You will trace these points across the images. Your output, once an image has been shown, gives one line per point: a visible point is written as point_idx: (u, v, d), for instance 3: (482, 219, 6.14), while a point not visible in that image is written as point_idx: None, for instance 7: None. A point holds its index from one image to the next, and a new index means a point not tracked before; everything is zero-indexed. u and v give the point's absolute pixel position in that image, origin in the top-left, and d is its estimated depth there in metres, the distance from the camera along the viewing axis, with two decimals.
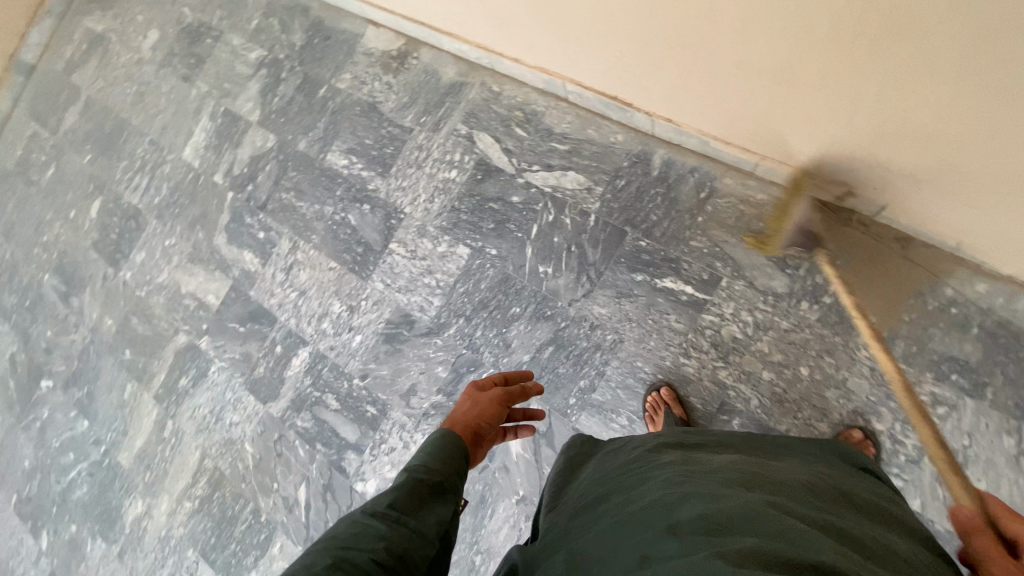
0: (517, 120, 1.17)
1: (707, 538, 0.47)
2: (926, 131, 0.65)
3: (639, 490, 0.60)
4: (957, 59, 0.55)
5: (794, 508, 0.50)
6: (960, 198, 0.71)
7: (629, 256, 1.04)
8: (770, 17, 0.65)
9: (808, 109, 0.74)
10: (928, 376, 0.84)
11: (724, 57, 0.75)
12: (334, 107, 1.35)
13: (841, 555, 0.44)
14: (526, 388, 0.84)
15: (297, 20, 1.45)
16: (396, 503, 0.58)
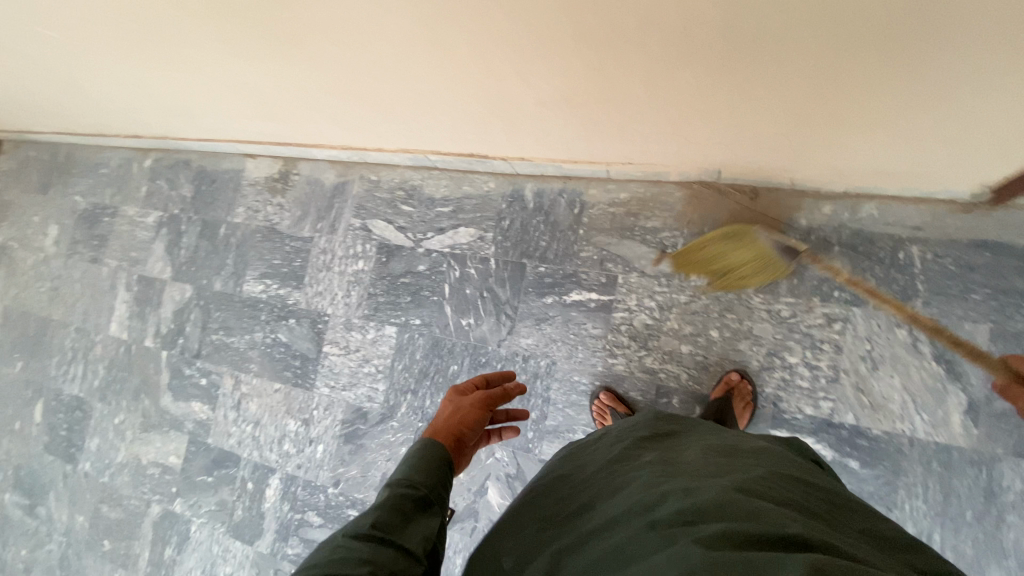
0: (401, 199, 1.26)
1: (684, 529, 0.47)
2: (707, 104, 0.75)
3: (619, 491, 0.60)
4: (682, 54, 0.65)
5: (760, 488, 0.52)
6: (805, 143, 0.79)
7: (535, 283, 1.11)
8: (534, 65, 0.75)
9: (611, 115, 0.83)
10: (815, 300, 0.92)
11: (524, 99, 0.85)
12: (237, 240, 1.41)
13: (806, 527, 0.46)
14: (507, 389, 0.80)
15: (182, 174, 1.53)
16: (380, 521, 0.54)
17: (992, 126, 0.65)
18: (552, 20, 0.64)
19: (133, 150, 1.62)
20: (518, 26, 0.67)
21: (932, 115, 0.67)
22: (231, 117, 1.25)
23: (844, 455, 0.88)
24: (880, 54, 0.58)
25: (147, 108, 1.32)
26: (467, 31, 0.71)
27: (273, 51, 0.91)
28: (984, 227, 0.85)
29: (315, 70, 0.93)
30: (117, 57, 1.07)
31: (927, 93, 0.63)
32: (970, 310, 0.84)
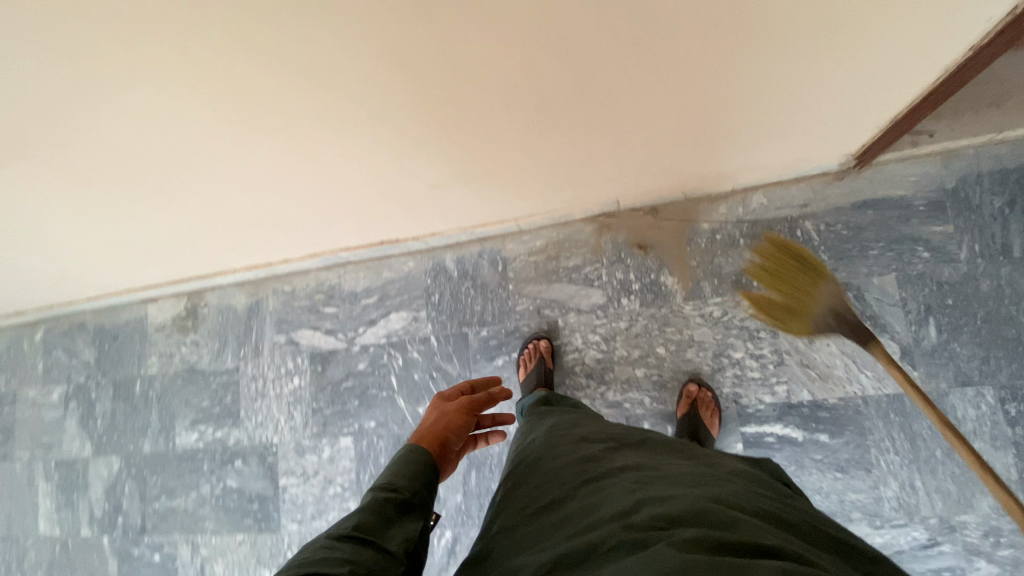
0: (322, 301, 1.21)
1: (662, 536, 0.47)
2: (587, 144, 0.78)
3: (589, 488, 0.58)
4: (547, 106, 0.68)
5: (734, 496, 0.52)
6: (690, 154, 0.84)
7: (482, 348, 1.10)
8: (400, 138, 0.75)
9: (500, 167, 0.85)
10: (740, 293, 0.95)
11: (408, 175, 0.86)
12: (156, 392, 1.29)
13: (781, 539, 0.47)
14: (494, 393, 0.77)
15: (79, 338, 1.37)
16: (361, 524, 0.53)
17: (844, 107, 0.73)
18: (435, 98, 0.66)
19: (17, 326, 1.43)
20: (407, 110, 0.69)
21: (797, 107, 0.72)
22: (125, 264, 1.16)
23: (812, 431, 0.89)
24: (734, 74, 0.64)
25: (22, 278, 1.19)
26: (360, 126, 0.72)
27: (162, 196, 0.87)
28: (858, 189, 0.92)
29: (214, 202, 0.91)
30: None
31: (785, 92, 0.68)
32: (873, 265, 0.90)
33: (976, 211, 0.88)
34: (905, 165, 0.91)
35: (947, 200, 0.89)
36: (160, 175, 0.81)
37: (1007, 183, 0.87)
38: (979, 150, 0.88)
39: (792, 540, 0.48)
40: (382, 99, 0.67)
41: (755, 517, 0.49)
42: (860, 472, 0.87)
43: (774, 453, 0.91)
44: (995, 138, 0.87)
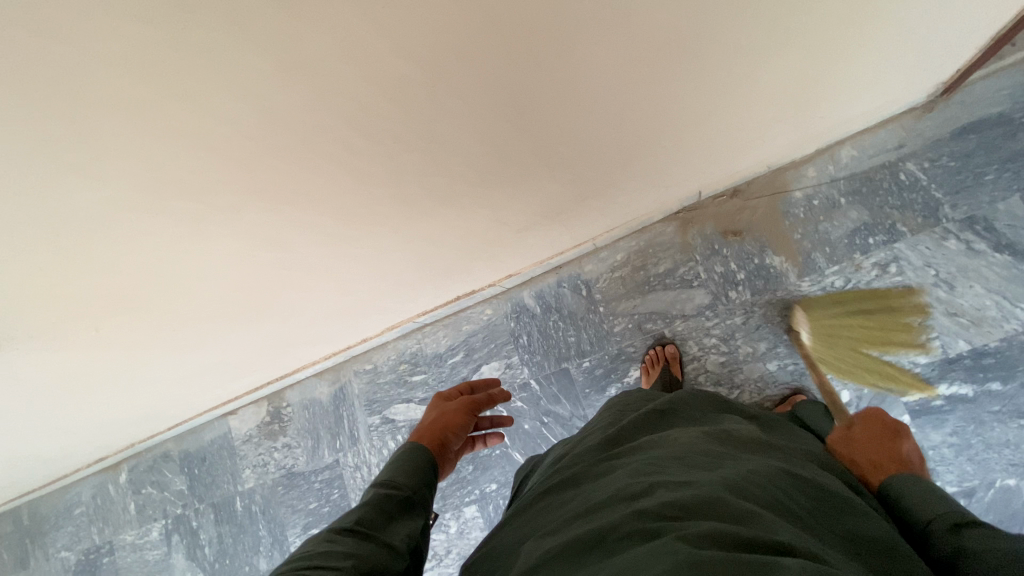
0: (407, 371, 1.16)
1: (668, 525, 0.42)
2: (558, 149, 0.73)
3: (604, 481, 0.54)
4: (500, 115, 0.64)
5: (756, 486, 0.47)
6: (765, 126, 0.80)
7: (589, 380, 1.03)
8: (471, 169, 0.72)
9: (519, 192, 0.79)
10: (857, 255, 0.89)
11: (482, 213, 0.82)
12: (259, 506, 1.23)
13: (800, 536, 0.41)
14: (492, 395, 0.78)
15: (167, 470, 1.31)
16: (363, 518, 0.53)
17: (919, 34, 0.68)
18: (546, 105, 0.64)
19: (98, 472, 1.37)
20: (515, 125, 0.66)
21: (910, 43, 0.70)
22: (209, 381, 1.11)
23: (982, 382, 0.82)
24: (728, 32, 0.59)
25: (111, 421, 1.15)
26: (469, 156, 0.70)
27: (257, 284, 0.85)
28: (952, 116, 0.87)
29: (305, 284, 0.88)
30: (83, 377, 0.95)
31: (902, 28, 0.66)
32: (994, 190, 0.84)
33: None
34: (996, 78, 0.85)
35: None
36: (262, 261, 0.80)
37: None
38: None
39: (812, 537, 0.42)
40: (490, 123, 0.65)
41: (775, 512, 0.44)
42: None
43: (947, 417, 0.83)
44: None
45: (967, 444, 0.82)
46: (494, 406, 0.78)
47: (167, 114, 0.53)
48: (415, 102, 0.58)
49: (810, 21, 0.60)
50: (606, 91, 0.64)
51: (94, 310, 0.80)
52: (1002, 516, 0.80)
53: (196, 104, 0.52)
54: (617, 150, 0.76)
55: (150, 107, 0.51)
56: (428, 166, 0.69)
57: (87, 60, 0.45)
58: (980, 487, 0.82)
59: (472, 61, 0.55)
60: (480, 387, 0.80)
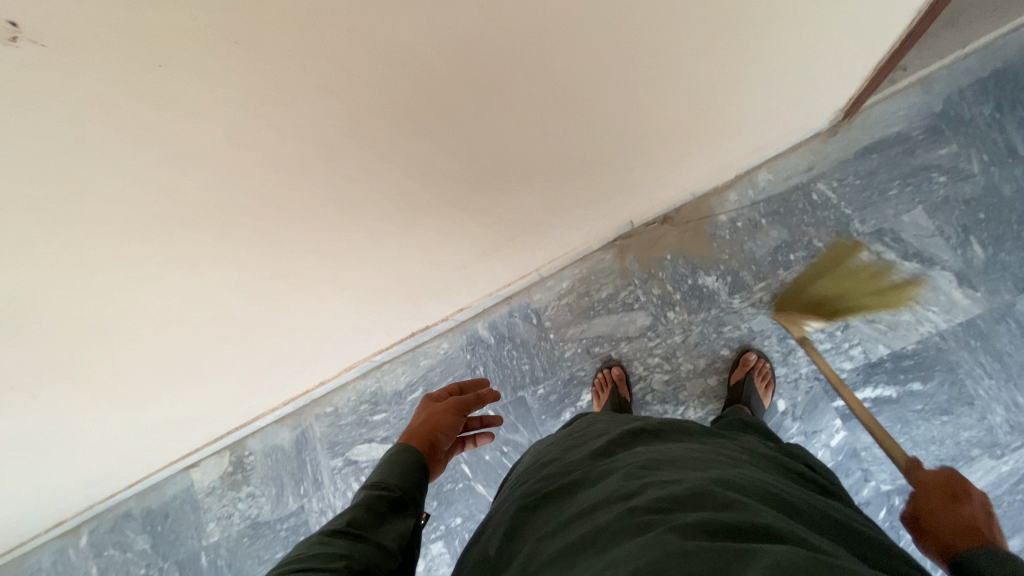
0: (368, 411, 1.17)
1: (660, 517, 0.45)
2: (518, 180, 0.76)
3: (597, 482, 0.57)
4: (451, 159, 0.67)
5: (740, 482, 0.50)
6: (699, 152, 0.85)
7: (544, 407, 1.05)
8: (403, 217, 0.75)
9: (458, 233, 0.83)
10: (780, 271, 0.94)
11: (421, 254, 0.85)
12: (225, 559, 1.20)
13: (785, 521, 0.44)
14: (482, 395, 0.78)
15: (129, 529, 1.28)
16: (354, 519, 0.54)
17: (802, 74, 0.75)
18: (467, 157, 0.68)
19: (60, 535, 1.32)
20: (444, 176, 0.70)
21: (800, 80, 0.76)
22: (167, 434, 1.11)
23: (904, 383, 0.87)
24: (654, 71, 0.64)
25: (69, 483, 1.13)
26: (402, 208, 0.73)
27: (205, 336, 0.86)
28: (854, 138, 0.94)
29: (254, 333, 0.90)
30: (32, 442, 0.94)
31: (791, 68, 0.72)
32: (897, 205, 0.90)
33: (972, 124, 0.88)
34: (888, 103, 0.93)
35: (941, 122, 0.90)
36: (207, 314, 0.81)
37: (989, 90, 0.88)
38: (950, 68, 0.90)
39: (795, 521, 0.45)
40: (415, 176, 0.69)
41: (761, 502, 0.47)
42: (965, 408, 0.84)
43: (875, 418, 0.88)
44: (963, 54, 0.89)
45: (896, 443, 0.86)
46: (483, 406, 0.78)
47: (91, 193, 0.54)
48: (344, 163, 0.62)
49: (709, 68, 0.67)
50: (557, 132, 0.69)
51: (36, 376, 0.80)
52: None
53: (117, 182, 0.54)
54: (586, 173, 0.80)
55: (66, 186, 0.53)
56: (361, 218, 0.72)
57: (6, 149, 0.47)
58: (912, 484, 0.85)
59: (388, 124, 0.59)
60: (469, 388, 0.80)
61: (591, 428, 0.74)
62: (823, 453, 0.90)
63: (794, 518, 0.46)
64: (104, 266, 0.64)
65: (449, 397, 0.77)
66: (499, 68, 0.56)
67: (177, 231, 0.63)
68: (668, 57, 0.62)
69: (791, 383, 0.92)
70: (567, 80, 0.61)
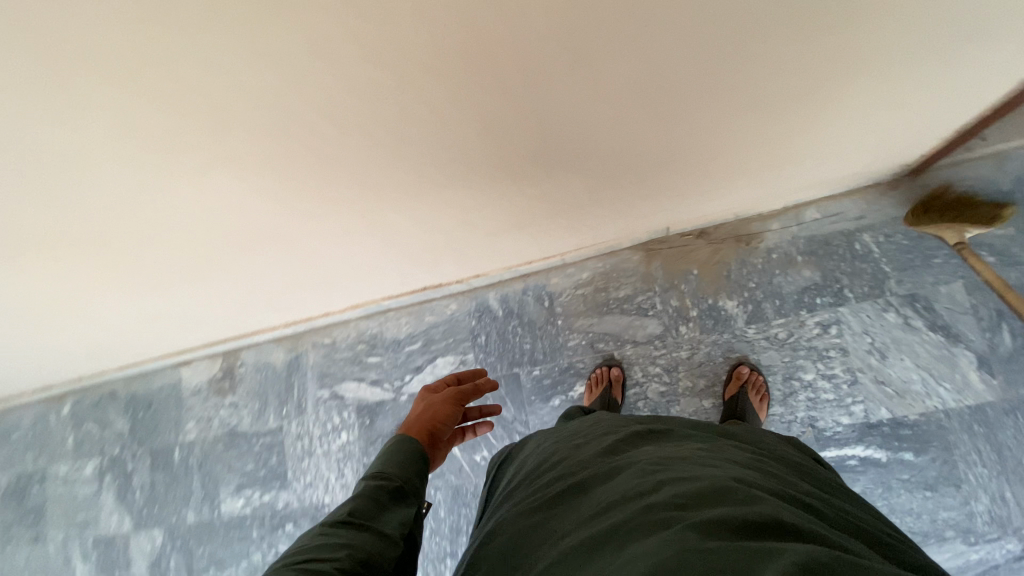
0: (364, 352, 1.18)
1: (679, 514, 0.43)
2: (593, 146, 0.72)
3: (611, 477, 0.54)
4: (542, 108, 0.64)
5: (759, 483, 0.48)
6: (758, 169, 0.83)
7: (536, 388, 1.05)
8: (446, 166, 0.73)
9: (496, 193, 0.81)
10: (803, 312, 0.93)
11: (454, 209, 0.84)
12: (197, 458, 1.23)
13: (808, 521, 0.42)
14: (479, 385, 0.79)
15: (112, 409, 1.31)
16: (356, 509, 0.53)
17: (886, 114, 0.72)
18: (524, 125, 0.66)
19: (42, 401, 1.36)
20: (500, 137, 0.68)
21: (878, 121, 0.74)
22: (166, 327, 1.12)
23: (896, 450, 0.87)
24: (764, 68, 0.60)
25: (62, 351, 1.14)
26: (445, 161, 0.72)
27: (226, 244, 0.86)
28: (913, 197, 0.91)
29: (272, 249, 0.90)
30: (36, 307, 0.95)
31: (881, 105, 0.69)
32: (939, 274, 0.88)
33: None
34: (959, 169, 0.89)
35: (1006, 202, 0.85)
36: (230, 220, 0.80)
37: None
38: None
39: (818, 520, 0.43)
40: (470, 127, 0.66)
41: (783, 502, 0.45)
42: (950, 489, 0.83)
43: (858, 476, 0.88)
44: None
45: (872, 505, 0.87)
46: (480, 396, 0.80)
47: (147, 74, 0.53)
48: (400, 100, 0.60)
49: (818, 81, 0.63)
50: (652, 104, 0.65)
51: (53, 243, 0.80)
52: None
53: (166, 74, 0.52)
54: (664, 155, 0.76)
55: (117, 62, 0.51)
56: (403, 160, 0.71)
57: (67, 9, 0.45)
58: None
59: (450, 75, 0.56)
60: (468, 379, 0.81)
61: (595, 424, 0.71)
62: None
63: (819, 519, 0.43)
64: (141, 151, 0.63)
65: (448, 390, 0.78)
66: (580, 38, 0.53)
67: (220, 133, 0.62)
68: (763, 60, 0.58)
69: (784, 423, 0.92)
70: (633, 68, 0.58)
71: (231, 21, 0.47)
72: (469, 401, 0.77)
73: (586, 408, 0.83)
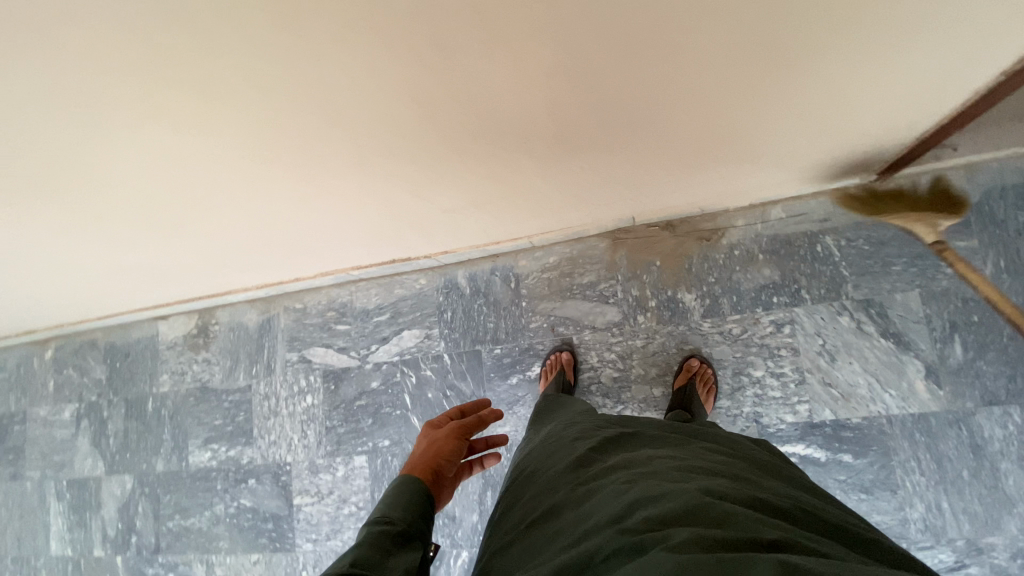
0: (333, 319, 1.20)
1: (652, 536, 0.43)
2: (582, 140, 0.71)
3: (583, 495, 0.54)
4: (521, 105, 0.63)
5: (726, 487, 0.48)
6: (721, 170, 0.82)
7: (495, 366, 1.08)
8: (407, 157, 0.73)
9: (459, 179, 0.81)
10: (759, 310, 0.93)
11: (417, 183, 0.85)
12: (169, 411, 1.27)
13: (777, 523, 0.43)
14: (482, 415, 0.72)
15: (91, 357, 1.34)
16: (359, 558, 0.49)
17: (845, 120, 0.71)
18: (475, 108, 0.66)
19: (28, 344, 1.40)
20: None
21: (838, 127, 0.73)
22: (140, 281, 1.14)
23: (836, 451, 0.88)
24: (773, 71, 0.59)
25: (41, 296, 1.17)
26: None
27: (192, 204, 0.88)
28: (879, 203, 0.90)
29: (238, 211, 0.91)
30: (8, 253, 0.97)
31: (872, 106, 0.68)
32: (896, 281, 0.88)
33: (1000, 226, 0.85)
34: (927, 178, 0.89)
35: (972, 214, 0.86)
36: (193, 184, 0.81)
37: None
38: (1003, 162, 0.85)
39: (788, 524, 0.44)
40: None
41: (753, 508, 0.45)
42: (885, 493, 0.85)
43: None
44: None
45: None
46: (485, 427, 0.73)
47: None
48: None
49: (820, 83, 0.61)
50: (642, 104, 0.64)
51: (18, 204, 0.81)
52: None
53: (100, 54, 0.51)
54: (660, 151, 0.76)
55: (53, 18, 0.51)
56: None
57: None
58: None
59: None
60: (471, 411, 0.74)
61: (566, 431, 0.71)
62: None
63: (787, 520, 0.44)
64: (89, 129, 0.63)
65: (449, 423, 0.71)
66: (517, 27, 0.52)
67: (168, 114, 0.61)
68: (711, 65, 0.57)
69: (730, 417, 0.93)
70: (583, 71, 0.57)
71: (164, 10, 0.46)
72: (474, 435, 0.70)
73: (560, 408, 0.83)
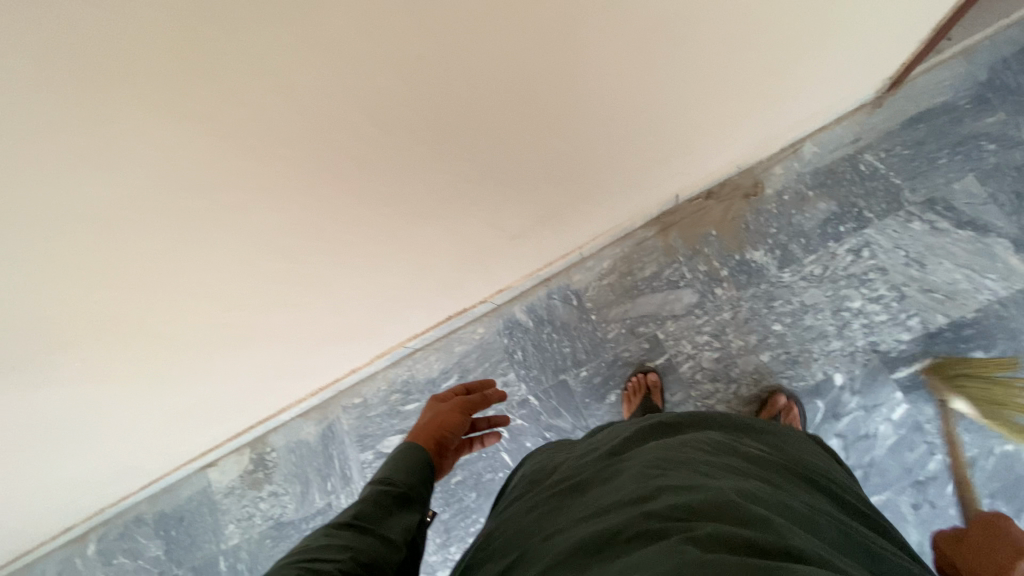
0: (399, 401, 1.12)
1: (678, 524, 0.41)
2: (542, 145, 0.71)
3: (609, 483, 0.52)
4: (496, 107, 0.62)
5: (762, 493, 0.45)
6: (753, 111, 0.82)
7: (588, 390, 1.01)
8: (462, 176, 0.71)
9: (512, 190, 0.78)
10: (831, 243, 0.93)
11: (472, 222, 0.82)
12: (245, 564, 1.13)
13: (811, 543, 0.40)
14: (487, 394, 0.80)
15: (141, 535, 1.20)
16: (360, 512, 0.52)
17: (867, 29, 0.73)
18: (522, 115, 0.65)
19: (66, 545, 1.24)
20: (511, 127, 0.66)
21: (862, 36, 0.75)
22: (186, 427, 1.04)
23: (965, 352, 0.85)
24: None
25: (78, 479, 1.05)
26: (455, 171, 0.69)
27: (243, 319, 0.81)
28: (901, 109, 0.93)
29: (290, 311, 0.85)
30: (43, 431, 0.87)
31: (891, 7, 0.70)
32: (948, 173, 0.89)
33: (1018, 92, 0.88)
34: (934, 73, 0.92)
35: (989, 91, 0.89)
36: (247, 290, 0.75)
37: None
38: (993, 38, 0.90)
39: (819, 539, 0.41)
40: (482, 124, 0.64)
41: (784, 516, 0.43)
42: None
43: (937, 389, 0.85)
44: (1006, 24, 0.89)
45: (961, 414, 0.84)
46: (489, 406, 0.80)
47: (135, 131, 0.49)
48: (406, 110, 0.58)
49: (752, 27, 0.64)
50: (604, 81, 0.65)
51: (51, 358, 0.73)
52: (1004, 482, 0.81)
53: (158, 118, 0.48)
54: (610, 150, 0.78)
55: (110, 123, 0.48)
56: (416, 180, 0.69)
57: (48, 62, 0.41)
58: (979, 456, 0.82)
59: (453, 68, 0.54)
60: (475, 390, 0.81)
61: (605, 427, 0.70)
62: (884, 426, 0.87)
63: (818, 538, 0.41)
64: (133, 226, 0.58)
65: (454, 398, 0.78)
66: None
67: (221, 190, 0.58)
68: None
69: (847, 356, 0.89)
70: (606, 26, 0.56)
71: (221, 44, 0.44)
72: (479, 409, 0.77)
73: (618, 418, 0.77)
